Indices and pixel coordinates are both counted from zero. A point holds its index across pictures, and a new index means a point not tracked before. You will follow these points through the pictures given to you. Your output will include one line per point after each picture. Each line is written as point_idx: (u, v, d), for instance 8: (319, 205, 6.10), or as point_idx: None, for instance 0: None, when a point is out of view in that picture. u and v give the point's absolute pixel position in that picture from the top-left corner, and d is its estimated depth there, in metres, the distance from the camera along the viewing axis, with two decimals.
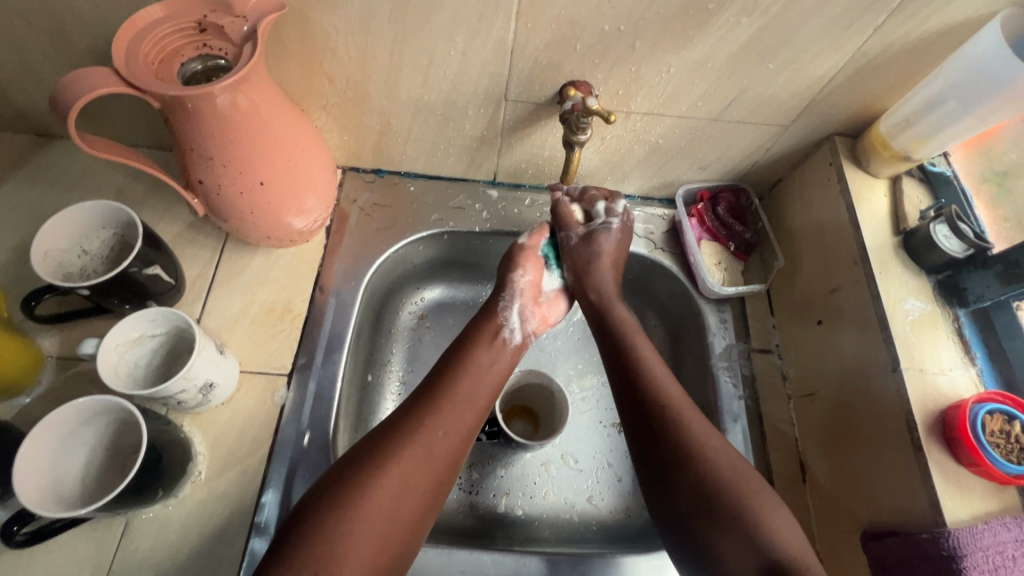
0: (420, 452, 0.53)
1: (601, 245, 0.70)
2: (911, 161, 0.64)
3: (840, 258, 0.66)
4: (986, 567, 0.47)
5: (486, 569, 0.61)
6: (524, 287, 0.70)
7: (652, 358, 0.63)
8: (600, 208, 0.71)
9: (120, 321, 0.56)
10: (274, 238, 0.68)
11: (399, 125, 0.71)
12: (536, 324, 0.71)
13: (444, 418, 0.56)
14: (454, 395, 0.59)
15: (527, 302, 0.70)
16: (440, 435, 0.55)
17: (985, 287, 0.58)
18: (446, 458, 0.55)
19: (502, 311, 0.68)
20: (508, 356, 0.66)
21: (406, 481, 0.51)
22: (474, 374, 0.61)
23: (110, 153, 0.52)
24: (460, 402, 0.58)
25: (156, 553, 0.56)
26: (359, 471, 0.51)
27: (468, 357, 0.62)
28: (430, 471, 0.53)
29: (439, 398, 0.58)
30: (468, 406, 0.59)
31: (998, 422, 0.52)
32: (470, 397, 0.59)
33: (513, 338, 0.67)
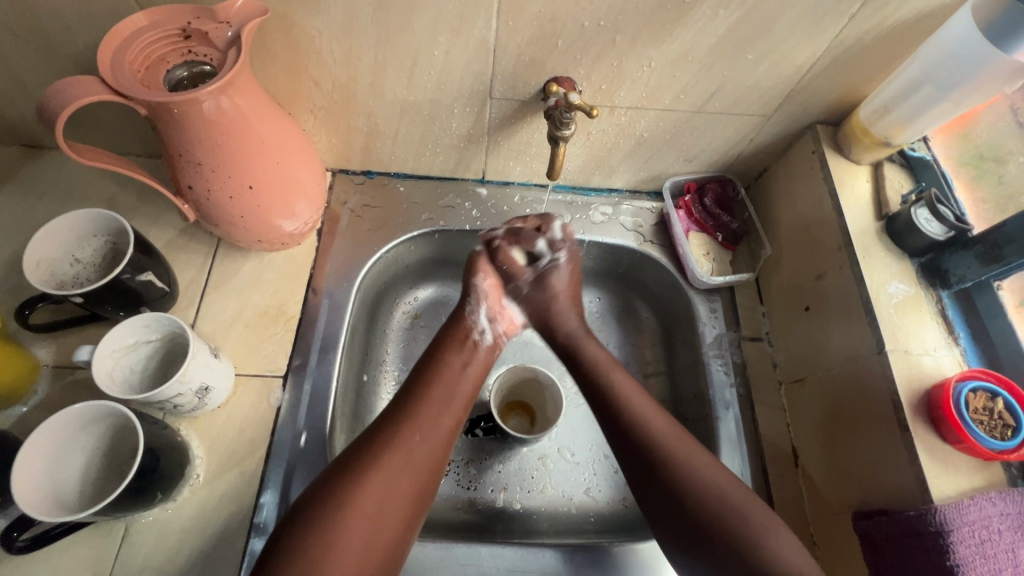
0: (398, 460, 0.52)
1: (554, 286, 0.73)
2: (891, 147, 0.65)
3: (825, 244, 0.67)
4: (972, 541, 0.48)
5: (484, 562, 0.62)
6: (489, 291, 0.71)
7: (610, 365, 0.65)
8: (541, 246, 0.72)
9: (113, 327, 0.56)
10: (265, 241, 0.69)
11: (387, 126, 0.72)
12: (507, 325, 0.72)
13: (419, 426, 0.55)
14: (429, 402, 0.58)
15: (494, 304, 0.71)
16: (419, 443, 0.54)
17: (967, 268, 0.59)
18: (425, 464, 0.54)
19: (470, 315, 0.69)
20: (483, 354, 0.66)
21: (388, 495, 0.51)
22: (449, 382, 0.61)
23: (99, 161, 0.52)
24: (438, 408, 0.58)
25: (156, 556, 0.57)
26: (340, 483, 0.50)
27: (439, 365, 0.62)
28: (412, 476, 0.53)
29: (414, 404, 0.57)
30: (449, 414, 0.58)
31: (981, 399, 0.53)
32: (447, 405, 0.59)
33: (484, 338, 0.68)
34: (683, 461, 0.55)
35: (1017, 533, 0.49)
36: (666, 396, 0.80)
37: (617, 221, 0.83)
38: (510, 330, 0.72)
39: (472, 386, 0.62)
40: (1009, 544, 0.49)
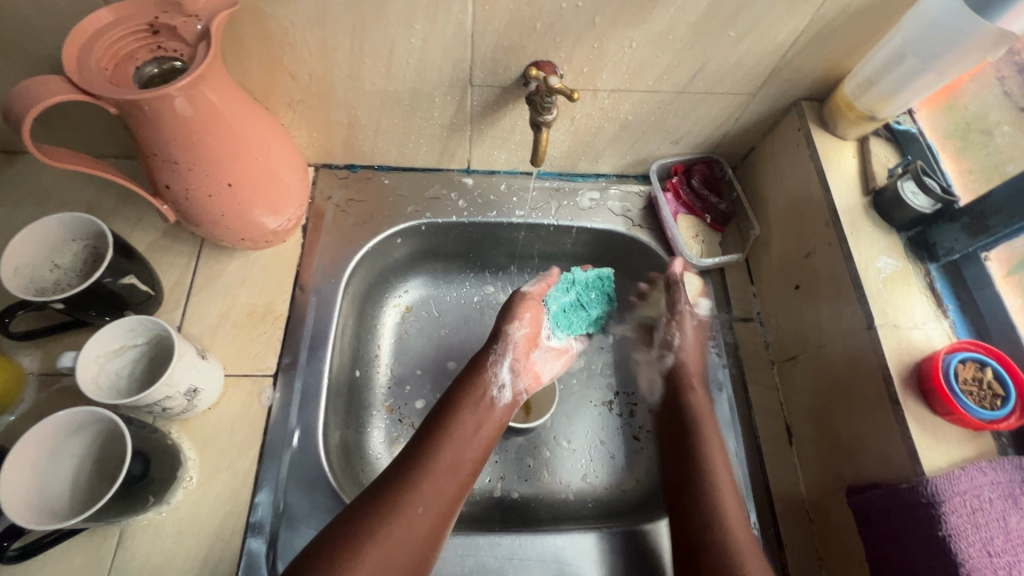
0: (399, 531, 0.53)
1: (680, 334, 0.73)
2: (876, 121, 0.65)
3: (812, 221, 0.67)
4: (963, 511, 0.48)
5: (481, 551, 0.61)
6: (518, 340, 0.73)
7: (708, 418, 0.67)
8: (702, 305, 0.76)
9: (97, 332, 0.56)
10: (248, 239, 0.68)
11: (368, 118, 0.71)
12: (528, 380, 0.73)
13: (424, 494, 0.56)
14: (434, 467, 0.59)
15: (519, 357, 0.72)
16: (423, 514, 0.55)
17: (953, 241, 0.59)
18: (421, 534, 0.54)
19: (493, 366, 0.70)
20: (497, 413, 0.67)
21: (387, 566, 0.51)
22: (459, 446, 0.61)
23: (71, 163, 0.51)
24: (443, 471, 0.59)
25: (153, 559, 0.57)
26: (341, 545, 0.51)
27: (455, 423, 0.63)
28: (408, 547, 0.53)
29: (418, 471, 0.58)
30: (457, 477, 0.59)
31: (970, 370, 0.53)
32: (456, 469, 0.60)
33: (503, 396, 0.69)
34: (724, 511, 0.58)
35: (1008, 501, 0.49)
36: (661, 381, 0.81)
37: (606, 206, 0.83)
38: (528, 386, 0.73)
39: (482, 450, 0.63)
40: (999, 512, 0.48)
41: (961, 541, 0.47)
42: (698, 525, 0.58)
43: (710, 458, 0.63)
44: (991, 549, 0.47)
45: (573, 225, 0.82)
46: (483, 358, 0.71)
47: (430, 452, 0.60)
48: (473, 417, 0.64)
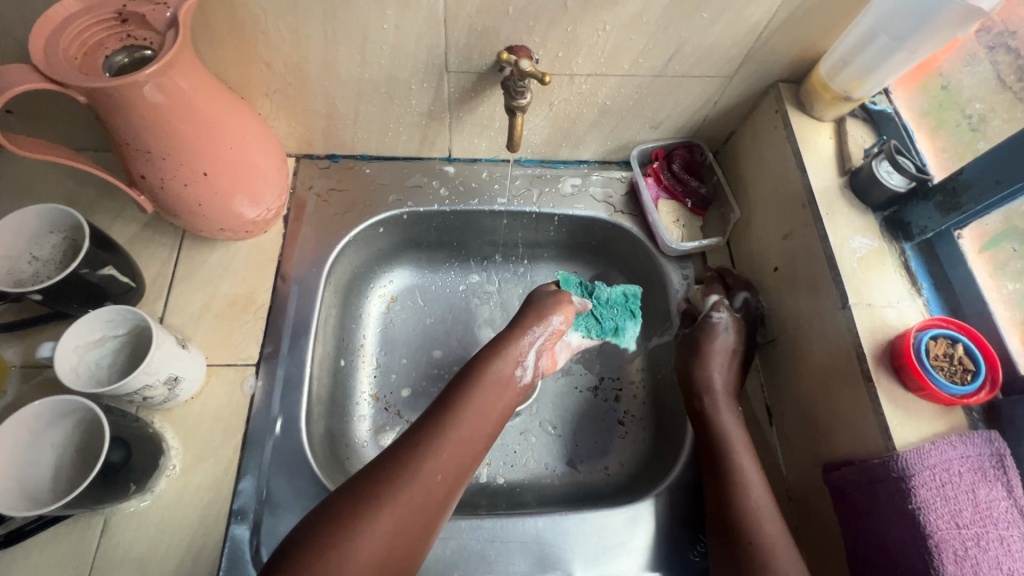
0: (414, 498, 0.53)
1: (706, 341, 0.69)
2: (852, 101, 0.65)
3: (790, 203, 0.67)
4: (933, 484, 0.49)
5: (463, 534, 0.62)
6: (554, 330, 0.70)
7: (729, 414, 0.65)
8: (712, 301, 0.71)
9: (76, 323, 0.56)
10: (227, 229, 0.68)
11: (346, 107, 0.71)
12: (546, 363, 0.72)
13: (441, 462, 0.56)
14: (450, 436, 0.58)
15: (548, 343, 0.70)
16: (438, 481, 0.55)
17: (927, 219, 0.59)
18: (434, 501, 0.54)
19: (522, 344, 0.67)
20: (516, 390, 0.65)
21: (400, 531, 0.52)
22: (478, 417, 0.60)
23: (43, 153, 0.51)
24: (461, 442, 0.58)
25: (137, 546, 0.57)
26: (351, 507, 0.51)
27: (474, 393, 0.61)
28: (421, 511, 0.53)
29: (434, 437, 0.57)
30: (473, 445, 0.59)
31: (941, 346, 0.53)
32: (471, 438, 0.59)
33: (525, 376, 0.67)
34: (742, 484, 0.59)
35: (977, 474, 0.49)
36: (646, 366, 0.82)
37: (588, 192, 0.83)
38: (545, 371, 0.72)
39: (496, 420, 0.62)
40: (969, 485, 0.49)
41: (929, 514, 0.48)
42: (734, 524, 0.57)
43: (735, 455, 0.61)
44: (959, 520, 0.48)
45: (555, 212, 0.82)
46: (512, 333, 0.68)
47: (445, 420, 0.59)
48: (493, 386, 0.63)
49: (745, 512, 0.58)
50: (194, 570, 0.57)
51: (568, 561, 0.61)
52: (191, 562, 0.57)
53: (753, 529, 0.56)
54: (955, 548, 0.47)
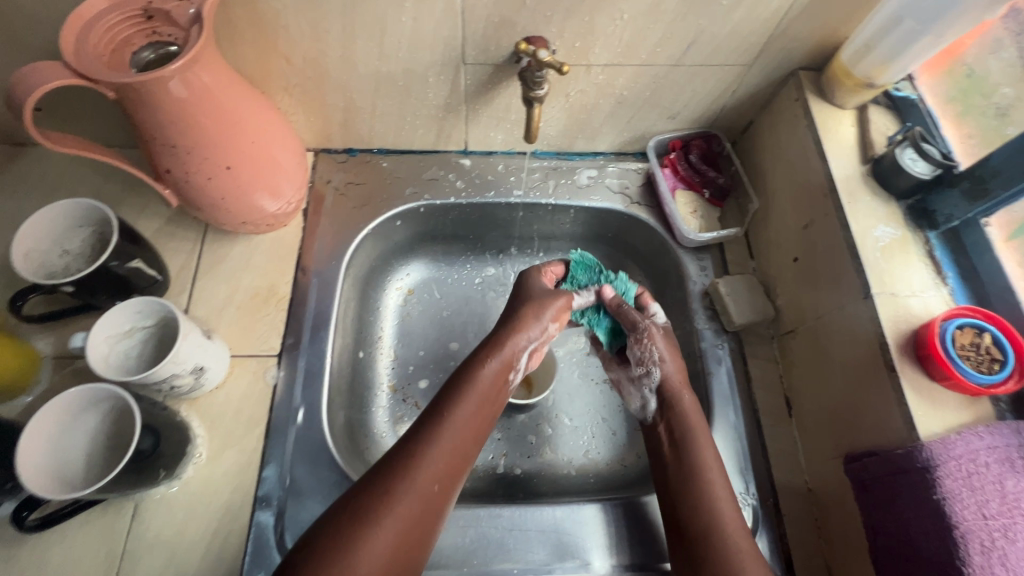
0: (411, 504, 0.52)
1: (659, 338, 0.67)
2: (874, 88, 0.64)
3: (810, 193, 0.66)
4: (959, 475, 0.48)
5: (482, 522, 0.62)
6: (551, 334, 0.68)
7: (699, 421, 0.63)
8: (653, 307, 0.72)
9: (107, 313, 0.57)
10: (249, 223, 0.69)
11: (364, 101, 0.72)
12: (533, 362, 0.69)
13: (436, 470, 0.55)
14: (442, 438, 0.56)
15: (541, 345, 0.67)
16: (433, 486, 0.54)
17: (953, 208, 0.58)
18: (432, 509, 0.53)
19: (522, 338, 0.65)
20: (506, 388, 0.64)
21: (403, 542, 0.51)
22: (471, 421, 0.59)
23: (74, 148, 0.52)
24: (457, 447, 0.57)
25: (166, 530, 0.59)
26: (352, 523, 0.49)
27: (466, 395, 0.59)
28: (424, 522, 0.52)
29: (430, 444, 0.55)
30: (466, 448, 0.57)
31: (967, 335, 0.53)
32: (467, 442, 0.58)
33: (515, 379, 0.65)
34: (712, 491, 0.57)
35: (1004, 465, 0.49)
36: None
37: (604, 183, 0.83)
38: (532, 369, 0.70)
39: (487, 420, 0.61)
40: (996, 476, 0.48)
41: (956, 504, 0.47)
42: (701, 534, 0.55)
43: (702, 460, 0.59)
44: (986, 511, 0.47)
45: (570, 204, 0.82)
46: (508, 323, 0.66)
47: (437, 423, 0.57)
48: (486, 385, 0.61)
49: (714, 522, 0.55)
50: (220, 554, 0.58)
51: (585, 550, 0.62)
52: (217, 547, 0.59)
53: (720, 539, 0.54)
54: (982, 540, 0.46)
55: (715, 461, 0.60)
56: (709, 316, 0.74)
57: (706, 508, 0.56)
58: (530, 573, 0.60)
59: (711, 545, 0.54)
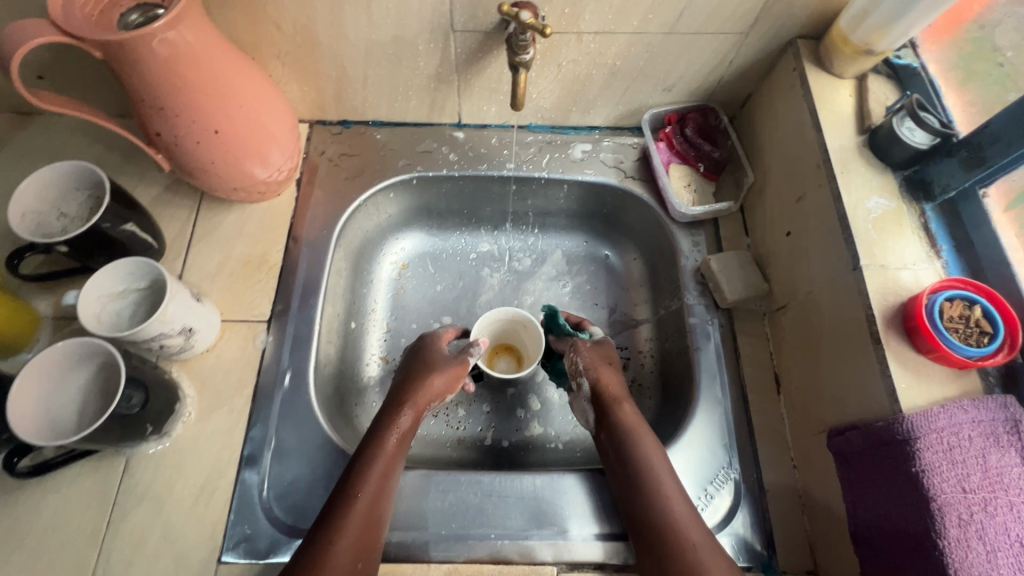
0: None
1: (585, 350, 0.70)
2: (873, 55, 0.61)
3: (804, 165, 0.65)
4: (940, 448, 0.47)
5: (463, 488, 0.63)
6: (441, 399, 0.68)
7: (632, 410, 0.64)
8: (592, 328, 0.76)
9: (100, 274, 0.59)
10: (241, 189, 0.70)
11: (355, 70, 0.72)
12: None
13: (353, 535, 0.53)
14: (354, 509, 0.54)
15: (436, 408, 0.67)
16: (354, 562, 0.52)
17: (951, 177, 0.56)
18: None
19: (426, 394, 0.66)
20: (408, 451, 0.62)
21: None
22: (382, 484, 0.57)
23: (65, 108, 0.53)
24: (373, 512, 0.55)
25: (155, 485, 0.61)
26: None
27: (371, 456, 0.58)
28: None
29: (345, 506, 0.54)
30: (380, 513, 0.56)
31: (957, 308, 0.51)
32: (379, 502, 0.56)
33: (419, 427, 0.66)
34: (663, 493, 0.57)
35: (988, 440, 0.47)
36: (654, 336, 0.81)
37: (598, 157, 0.82)
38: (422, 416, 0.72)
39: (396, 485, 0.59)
40: (979, 450, 0.47)
41: (934, 477, 0.46)
42: (655, 537, 0.54)
43: (646, 462, 0.59)
44: (966, 485, 0.46)
45: (564, 178, 0.81)
46: (405, 386, 0.67)
47: (347, 495, 0.55)
48: (394, 444, 0.61)
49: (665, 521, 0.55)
50: (205, 510, 0.60)
51: (564, 518, 0.62)
52: (203, 503, 0.60)
53: (674, 535, 0.54)
54: (960, 513, 0.45)
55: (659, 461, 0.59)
56: (700, 291, 0.73)
57: (659, 506, 0.56)
58: (507, 538, 0.61)
59: (668, 544, 0.53)
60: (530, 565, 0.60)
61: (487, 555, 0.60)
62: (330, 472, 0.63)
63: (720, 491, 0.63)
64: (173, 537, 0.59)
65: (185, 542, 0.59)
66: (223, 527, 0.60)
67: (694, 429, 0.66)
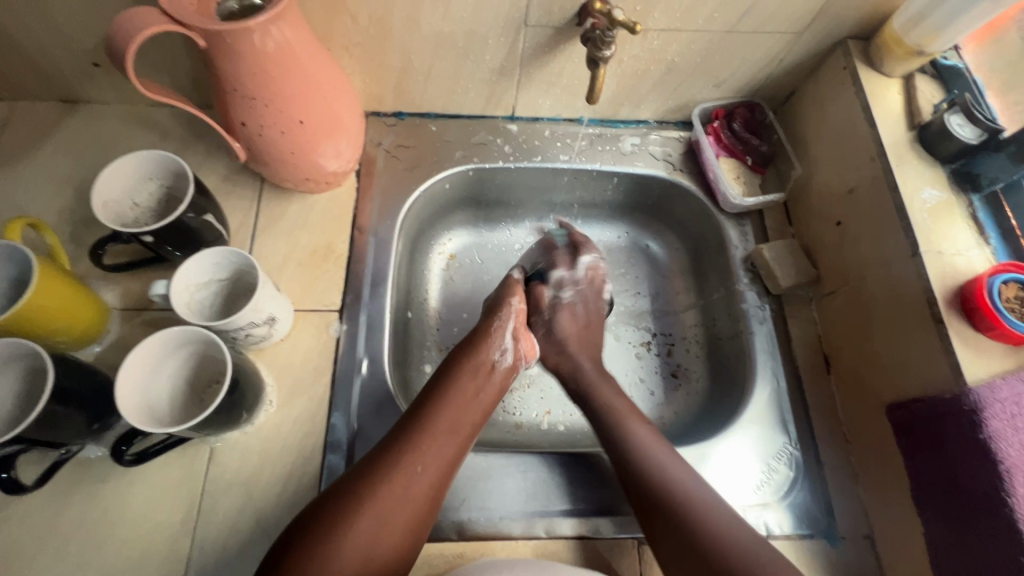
0: (361, 541, 0.50)
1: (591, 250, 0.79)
2: (923, 56, 0.66)
3: (857, 158, 0.69)
4: (1005, 417, 0.51)
5: (543, 468, 0.66)
6: (518, 311, 0.73)
7: (629, 411, 0.65)
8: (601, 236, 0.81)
9: (188, 263, 0.59)
10: (311, 180, 0.70)
11: (421, 62, 0.73)
12: (527, 348, 0.72)
13: (422, 455, 0.56)
14: (404, 464, 0.55)
15: (518, 324, 0.72)
16: (422, 471, 0.55)
17: (999, 169, 0.61)
18: (420, 492, 0.55)
19: (497, 332, 0.70)
20: (499, 378, 0.67)
21: (386, 520, 0.52)
22: (460, 408, 0.61)
23: (163, 95, 0.53)
24: (445, 433, 0.59)
25: (242, 471, 0.61)
26: (341, 499, 0.52)
27: (452, 387, 0.63)
28: (410, 503, 0.54)
29: (419, 424, 0.59)
30: (444, 455, 0.58)
31: (1013, 289, 0.56)
32: (455, 424, 0.60)
33: (505, 360, 0.69)
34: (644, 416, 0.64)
35: None
36: (700, 321, 0.85)
37: (647, 150, 0.85)
38: (527, 354, 0.72)
39: (480, 412, 0.63)
40: None
41: (1001, 443, 0.51)
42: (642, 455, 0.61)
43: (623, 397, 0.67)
44: None
45: (615, 171, 0.84)
46: (478, 335, 0.70)
47: (406, 436, 0.57)
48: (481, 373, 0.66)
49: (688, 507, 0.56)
50: (294, 495, 0.61)
51: None
52: (292, 488, 0.61)
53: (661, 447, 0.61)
54: None
55: (654, 448, 0.61)
56: (753, 280, 0.77)
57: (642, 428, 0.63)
58: (589, 514, 0.64)
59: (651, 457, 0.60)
60: (614, 539, 0.63)
61: (573, 531, 0.63)
62: None
63: (781, 465, 0.67)
64: (263, 521, 0.60)
65: (275, 526, 0.60)
66: None
67: (753, 406, 0.70)
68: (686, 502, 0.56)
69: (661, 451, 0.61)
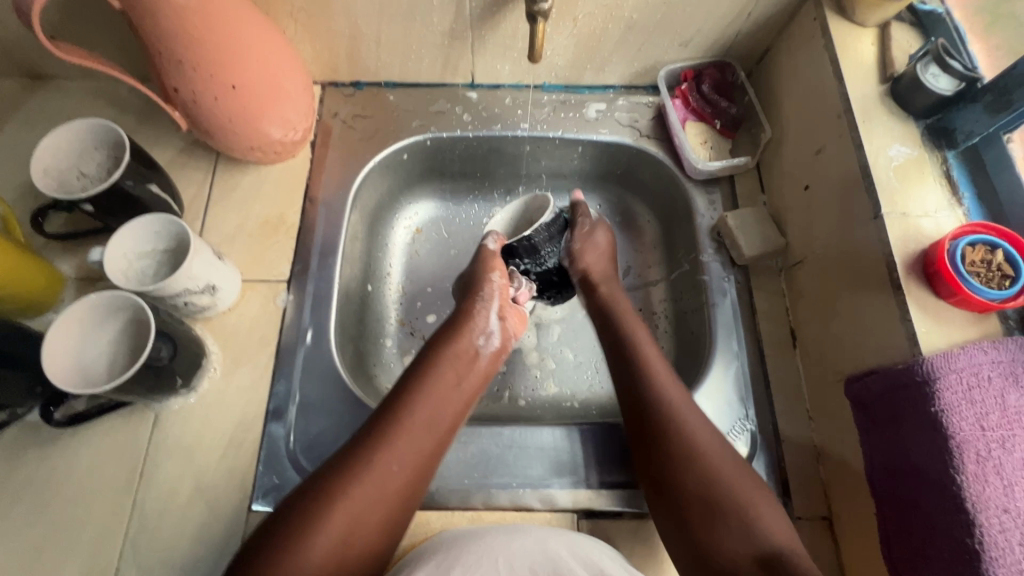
0: (334, 543, 0.49)
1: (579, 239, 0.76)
2: (897, 1, 0.61)
3: (825, 116, 0.64)
4: (959, 389, 0.47)
5: (483, 441, 0.65)
6: (500, 288, 0.69)
7: (620, 372, 0.65)
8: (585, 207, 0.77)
9: (129, 231, 0.60)
10: (258, 149, 0.70)
11: (368, 27, 0.71)
12: (513, 323, 0.71)
13: (397, 451, 0.55)
14: (379, 461, 0.54)
15: (503, 303, 0.69)
16: (402, 471, 0.55)
17: (975, 123, 0.56)
18: (396, 492, 0.54)
19: (481, 313, 0.67)
20: (484, 363, 0.66)
21: (358, 523, 0.51)
22: (440, 398, 0.60)
23: (81, 59, 0.53)
24: (422, 426, 0.57)
25: (184, 438, 0.62)
26: (308, 505, 0.50)
27: (432, 378, 0.61)
28: (383, 505, 0.53)
29: (394, 420, 0.57)
30: (423, 451, 0.56)
31: (979, 252, 0.51)
32: (434, 417, 0.58)
33: (490, 344, 0.67)
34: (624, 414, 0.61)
35: (1007, 380, 0.48)
36: (668, 297, 0.81)
37: (613, 116, 0.81)
38: (516, 331, 0.71)
39: (462, 403, 0.61)
40: (998, 390, 0.47)
41: (953, 417, 0.47)
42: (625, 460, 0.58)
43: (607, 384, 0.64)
44: (985, 424, 0.47)
45: (578, 139, 0.81)
46: (457, 321, 0.67)
47: (380, 432, 0.56)
48: (462, 360, 0.63)
49: (703, 462, 0.55)
50: (234, 462, 0.62)
51: (582, 469, 0.64)
52: (232, 456, 0.62)
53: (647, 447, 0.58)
54: (978, 450, 0.46)
55: (678, 399, 0.59)
56: (719, 251, 0.73)
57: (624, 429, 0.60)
58: (529, 487, 0.62)
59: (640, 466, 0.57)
60: (552, 512, 0.61)
61: (511, 503, 0.62)
62: (355, 424, 0.64)
63: (736, 442, 0.64)
64: (204, 487, 0.61)
65: (215, 491, 0.60)
66: (252, 477, 0.61)
67: (712, 381, 0.67)
68: (701, 464, 0.55)
69: (686, 407, 0.59)
